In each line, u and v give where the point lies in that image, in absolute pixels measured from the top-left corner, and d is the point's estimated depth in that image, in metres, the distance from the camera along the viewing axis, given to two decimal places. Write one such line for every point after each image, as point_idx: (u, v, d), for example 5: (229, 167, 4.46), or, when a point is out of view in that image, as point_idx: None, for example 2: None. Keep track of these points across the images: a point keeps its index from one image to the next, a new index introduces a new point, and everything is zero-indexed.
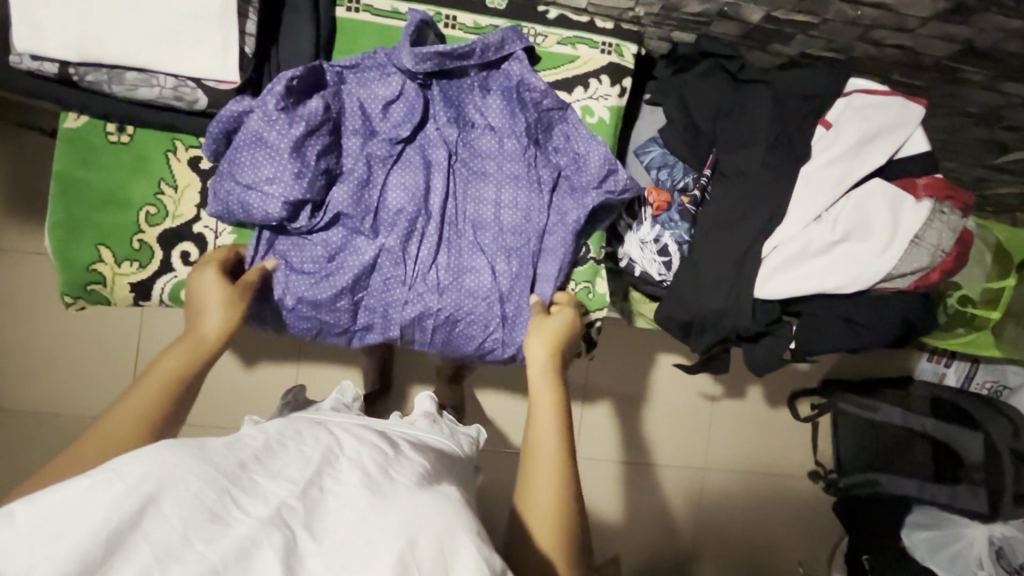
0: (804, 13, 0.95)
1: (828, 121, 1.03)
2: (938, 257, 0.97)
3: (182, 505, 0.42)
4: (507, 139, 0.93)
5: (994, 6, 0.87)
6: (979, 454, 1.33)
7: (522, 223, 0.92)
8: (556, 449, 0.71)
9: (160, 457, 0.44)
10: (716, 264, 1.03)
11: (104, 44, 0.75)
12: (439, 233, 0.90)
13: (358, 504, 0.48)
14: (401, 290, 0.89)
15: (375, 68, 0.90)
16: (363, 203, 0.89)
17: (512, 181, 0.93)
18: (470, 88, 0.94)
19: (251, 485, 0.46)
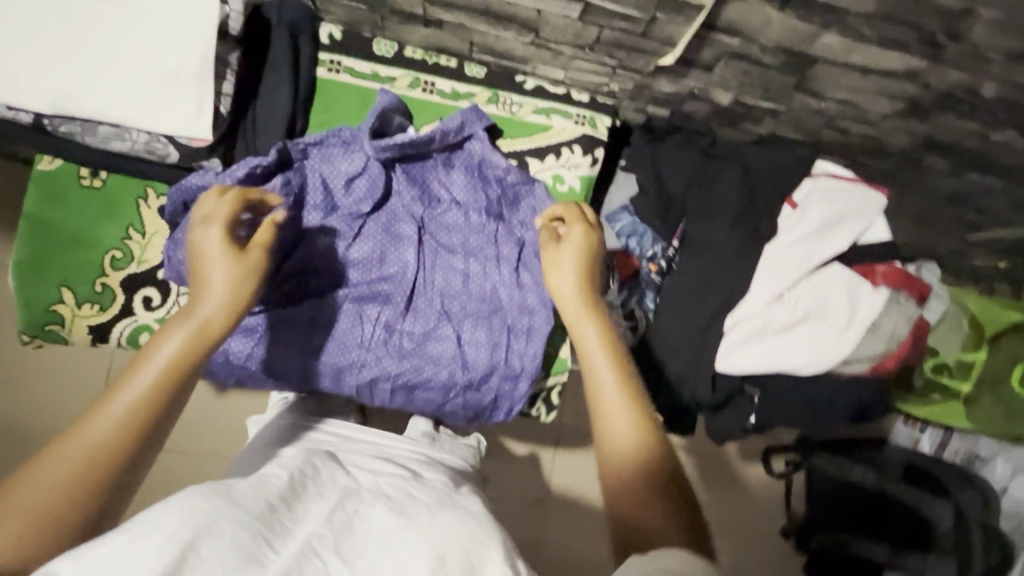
0: (771, 102, 0.97)
1: (794, 200, 1.06)
2: (893, 344, 0.98)
3: (218, 546, 0.48)
4: (473, 214, 0.98)
5: (952, 110, 0.90)
6: (949, 523, 1.29)
7: (486, 294, 0.96)
8: (619, 383, 0.66)
9: (192, 504, 0.51)
10: (678, 333, 1.04)
11: (78, 99, 0.77)
12: (400, 302, 0.94)
13: (388, 528, 0.57)
14: (361, 355, 0.91)
15: (340, 143, 0.93)
16: (326, 273, 0.93)
17: (476, 253, 0.96)
18: (434, 166, 0.98)
19: (282, 530, 0.54)
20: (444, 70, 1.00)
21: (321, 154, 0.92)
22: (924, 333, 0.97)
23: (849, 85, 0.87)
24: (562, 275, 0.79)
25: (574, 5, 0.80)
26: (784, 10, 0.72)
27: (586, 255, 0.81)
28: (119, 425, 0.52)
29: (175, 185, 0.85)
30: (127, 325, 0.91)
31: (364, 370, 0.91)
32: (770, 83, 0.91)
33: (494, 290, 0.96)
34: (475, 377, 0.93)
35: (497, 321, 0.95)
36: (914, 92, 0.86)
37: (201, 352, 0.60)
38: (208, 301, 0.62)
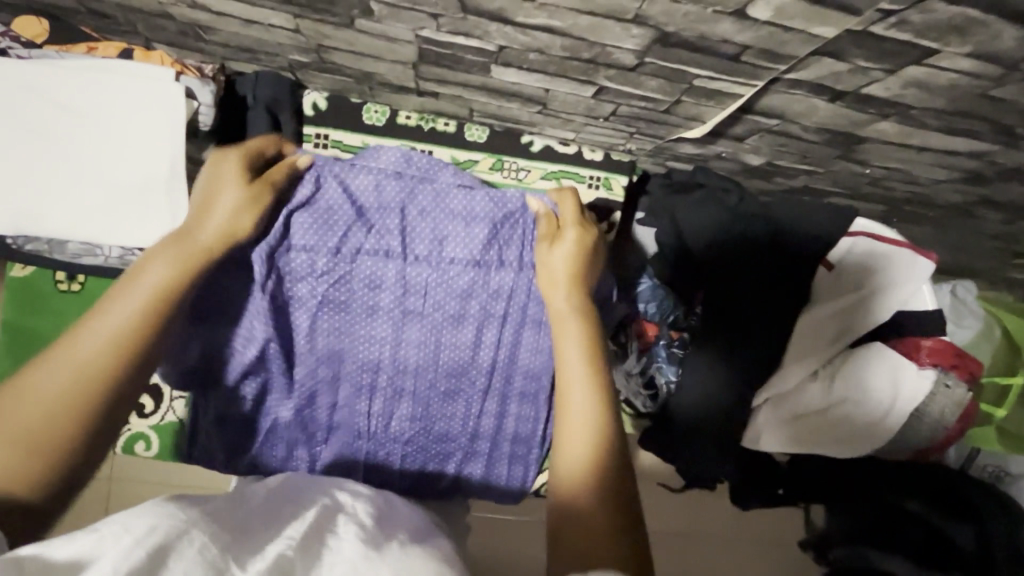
0: (809, 165, 0.86)
1: (829, 261, 0.97)
2: (941, 431, 0.90)
3: (187, 562, 0.39)
4: (491, 278, 0.84)
5: (1017, 178, 0.80)
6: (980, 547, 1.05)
7: (501, 369, 0.87)
8: (587, 380, 0.64)
9: (158, 511, 0.42)
10: (703, 410, 0.97)
11: (41, 221, 0.70)
12: (404, 384, 0.86)
13: (352, 556, 0.47)
14: (369, 444, 0.87)
15: (338, 203, 0.80)
16: (320, 357, 0.83)
17: (490, 322, 0.85)
18: (448, 221, 0.83)
19: (253, 546, 0.44)
20: (442, 137, 0.91)
21: (304, 208, 0.79)
22: (974, 420, 0.90)
23: (901, 158, 0.76)
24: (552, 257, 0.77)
25: (586, 86, 0.69)
26: (836, 103, 0.61)
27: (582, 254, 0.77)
28: (106, 344, 0.53)
29: None
30: None
31: (372, 456, 0.87)
32: (810, 152, 0.80)
33: (511, 362, 0.86)
34: (485, 446, 0.90)
35: (514, 393, 0.87)
36: (977, 166, 0.75)
37: (186, 275, 0.61)
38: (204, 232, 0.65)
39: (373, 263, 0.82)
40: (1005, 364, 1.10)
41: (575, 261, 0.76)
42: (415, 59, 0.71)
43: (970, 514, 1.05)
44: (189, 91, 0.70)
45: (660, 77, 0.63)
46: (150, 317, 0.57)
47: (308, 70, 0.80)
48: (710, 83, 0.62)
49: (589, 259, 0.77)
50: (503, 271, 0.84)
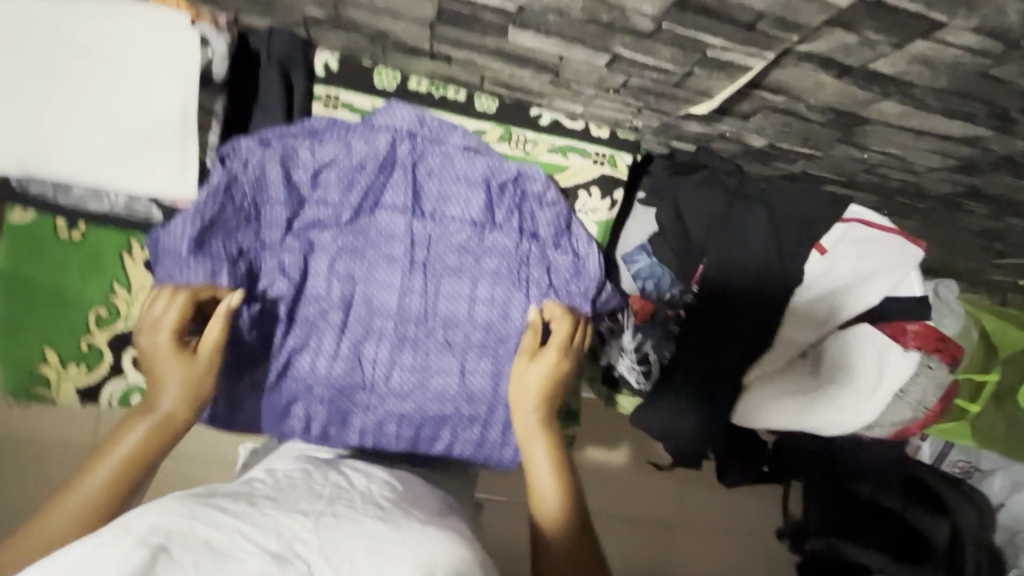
0: (808, 148, 0.89)
1: (823, 246, 0.99)
2: (920, 412, 0.93)
3: (194, 549, 0.47)
4: (490, 234, 0.89)
5: (1007, 170, 0.83)
6: (945, 536, 1.33)
7: (495, 324, 0.89)
8: (553, 471, 0.78)
9: (168, 508, 0.50)
10: (695, 387, 1.01)
11: (48, 160, 0.69)
12: (402, 335, 0.89)
13: (365, 532, 0.53)
14: (366, 397, 0.89)
15: (353, 157, 0.84)
16: (331, 304, 0.87)
17: (487, 277, 0.89)
18: (452, 176, 0.87)
19: (261, 520, 0.51)
20: (452, 104, 0.91)
21: (322, 158, 0.83)
22: (953, 402, 0.93)
23: (898, 143, 0.79)
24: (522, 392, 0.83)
25: (600, 54, 0.71)
26: (843, 79, 0.64)
27: (558, 375, 0.83)
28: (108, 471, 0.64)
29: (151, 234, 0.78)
30: (116, 385, 0.86)
31: (368, 410, 0.89)
32: (811, 134, 0.83)
33: (505, 320, 0.89)
34: (482, 410, 0.90)
35: (509, 352, 0.89)
36: (972, 154, 0.78)
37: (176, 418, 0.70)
38: (167, 398, 0.69)
39: (382, 215, 0.87)
40: (981, 364, 1.22)
41: (549, 382, 0.83)
42: (433, 17, 0.72)
43: (944, 512, 1.33)
44: (204, 39, 0.70)
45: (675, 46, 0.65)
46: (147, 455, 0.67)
47: (324, 27, 0.80)
48: (723, 54, 0.64)
49: (560, 379, 0.84)
50: (503, 230, 0.89)
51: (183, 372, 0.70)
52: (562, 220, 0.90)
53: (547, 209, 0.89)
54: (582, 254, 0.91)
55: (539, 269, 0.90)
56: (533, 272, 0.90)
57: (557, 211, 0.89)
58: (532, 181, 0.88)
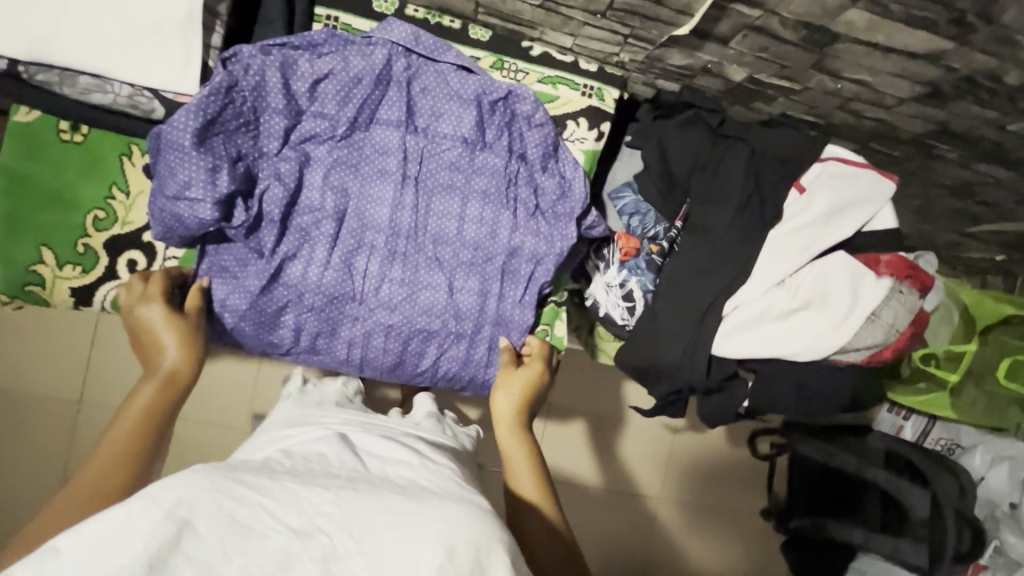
0: (786, 80, 0.93)
1: (801, 184, 1.03)
2: (893, 336, 0.98)
3: (217, 524, 0.44)
4: (480, 152, 0.92)
5: (972, 96, 0.88)
6: (925, 509, 1.39)
7: (482, 242, 0.92)
8: (531, 473, 0.81)
9: (190, 479, 0.46)
10: (677, 316, 1.02)
11: (57, 47, 0.73)
12: (393, 248, 0.90)
13: (390, 507, 0.49)
14: (356, 309, 0.89)
15: (351, 70, 0.87)
16: (324, 213, 0.88)
17: (477, 196, 0.92)
18: (445, 94, 0.91)
19: (285, 495, 0.47)
20: (446, 31, 0.95)
21: (321, 70, 0.86)
22: (922, 326, 0.99)
23: (869, 66, 0.85)
24: (501, 397, 0.90)
25: None
26: None
27: (530, 387, 0.91)
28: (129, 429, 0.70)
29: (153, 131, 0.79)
30: (111, 287, 0.88)
31: (356, 323, 0.90)
32: (788, 60, 0.87)
33: (493, 237, 0.92)
34: (468, 326, 0.92)
35: (496, 270, 0.92)
36: (936, 77, 0.84)
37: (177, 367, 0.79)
38: (168, 355, 0.78)
39: (377, 130, 0.89)
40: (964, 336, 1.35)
41: (526, 393, 0.90)
42: None
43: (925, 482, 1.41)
44: None
45: None
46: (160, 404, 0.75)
47: None
48: None
49: (536, 391, 0.92)
50: (492, 149, 0.92)
51: (179, 327, 0.80)
52: (551, 144, 0.93)
53: (536, 131, 0.93)
54: (568, 178, 0.94)
55: (526, 190, 0.93)
56: (520, 192, 0.93)
57: (545, 134, 0.93)
58: (521, 101, 0.92)
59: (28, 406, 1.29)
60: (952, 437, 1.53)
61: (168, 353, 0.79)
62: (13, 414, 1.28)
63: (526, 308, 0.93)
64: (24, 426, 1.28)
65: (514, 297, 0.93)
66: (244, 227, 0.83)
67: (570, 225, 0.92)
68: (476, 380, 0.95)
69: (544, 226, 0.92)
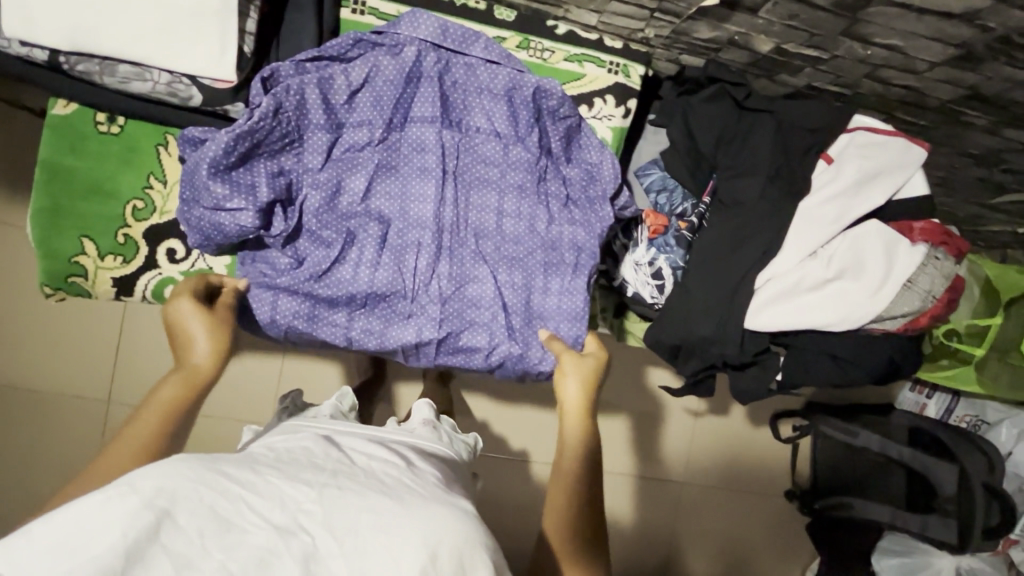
0: (814, 49, 0.93)
1: (829, 155, 1.03)
2: (929, 302, 0.98)
3: (196, 516, 0.47)
4: (513, 147, 0.92)
5: (1005, 56, 0.87)
6: (952, 485, 1.39)
7: (527, 233, 0.92)
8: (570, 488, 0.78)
9: (173, 470, 0.50)
10: (709, 291, 1.02)
11: (96, 34, 0.73)
12: (439, 245, 0.89)
13: (375, 510, 0.53)
14: (406, 306, 0.89)
15: (384, 75, 0.87)
16: (369, 215, 0.89)
17: (514, 190, 0.92)
18: (474, 89, 0.91)
19: (269, 490, 0.51)
20: (473, 12, 0.95)
21: (356, 79, 0.87)
22: (957, 292, 0.99)
23: (901, 29, 0.85)
24: (567, 385, 0.85)
25: None
26: None
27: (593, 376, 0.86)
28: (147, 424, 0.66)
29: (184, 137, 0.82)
30: (152, 276, 0.89)
31: (407, 321, 0.88)
32: (817, 26, 0.87)
33: (534, 229, 0.92)
34: (518, 321, 0.90)
35: (540, 263, 0.91)
36: (970, 37, 0.84)
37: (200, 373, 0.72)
38: (196, 353, 0.74)
39: (413, 128, 0.89)
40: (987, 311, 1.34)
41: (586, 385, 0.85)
42: None
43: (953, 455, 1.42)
44: None
45: None
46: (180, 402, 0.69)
47: None
48: None
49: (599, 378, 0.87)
50: (524, 143, 0.92)
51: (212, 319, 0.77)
52: (571, 132, 0.94)
53: (560, 123, 0.93)
54: (595, 163, 0.95)
55: (557, 182, 0.93)
56: (551, 185, 0.93)
57: (568, 126, 0.93)
58: (548, 96, 0.90)
59: (54, 405, 1.30)
60: (976, 413, 1.53)
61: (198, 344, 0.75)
62: (38, 413, 1.29)
63: (574, 296, 0.90)
64: (50, 425, 1.30)
65: (560, 287, 0.91)
66: (282, 235, 0.87)
67: (605, 206, 0.92)
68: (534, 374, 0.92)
69: (582, 215, 0.93)
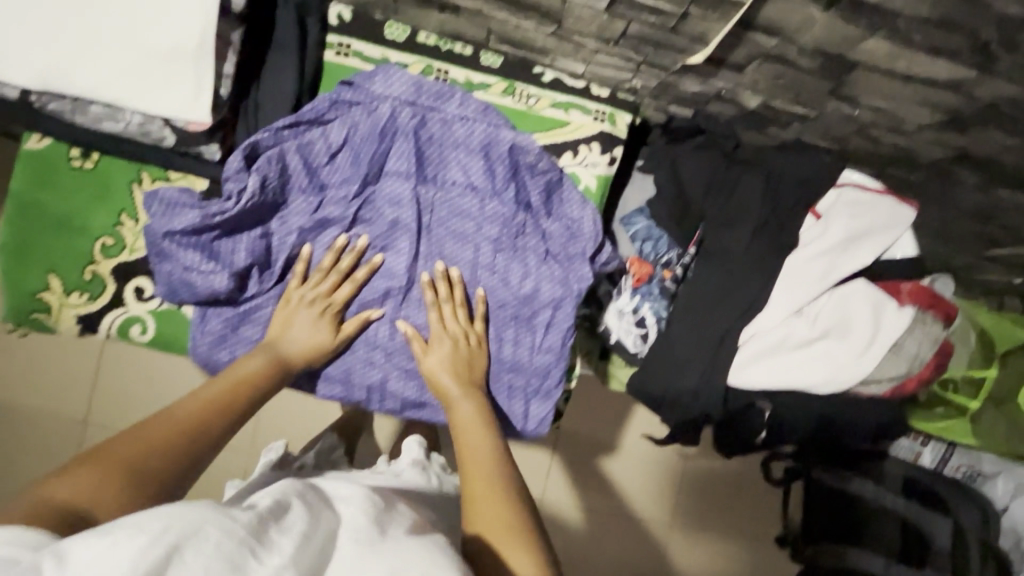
0: (802, 106, 0.92)
1: (818, 210, 1.01)
2: (916, 367, 0.96)
3: (204, 554, 0.43)
4: (489, 201, 0.91)
5: (992, 123, 0.86)
6: (947, 540, 1.36)
7: (499, 287, 0.90)
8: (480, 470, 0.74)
9: (174, 508, 0.45)
10: (692, 344, 1.00)
11: (69, 75, 0.73)
12: (408, 296, 0.89)
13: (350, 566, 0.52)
14: (369, 354, 0.88)
15: (361, 133, 0.87)
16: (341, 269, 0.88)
17: (488, 244, 0.90)
18: (451, 142, 0.90)
19: (267, 539, 0.48)
20: (459, 57, 0.94)
21: (335, 140, 0.87)
22: (946, 357, 0.97)
23: (889, 94, 0.83)
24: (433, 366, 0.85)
25: None
26: (830, 11, 0.69)
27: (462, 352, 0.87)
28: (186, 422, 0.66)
29: (152, 193, 0.82)
30: (118, 314, 0.87)
31: (371, 370, 0.89)
32: (804, 88, 0.86)
33: (508, 283, 0.90)
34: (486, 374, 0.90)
35: (510, 316, 0.90)
36: (957, 104, 0.82)
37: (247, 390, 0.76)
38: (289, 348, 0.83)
39: (388, 182, 0.88)
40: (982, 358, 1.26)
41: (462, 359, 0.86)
42: None
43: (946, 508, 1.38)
44: None
45: None
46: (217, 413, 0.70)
47: None
48: None
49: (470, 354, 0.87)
50: (500, 198, 0.90)
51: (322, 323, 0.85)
52: (552, 187, 0.92)
53: (539, 179, 0.91)
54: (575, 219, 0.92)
55: (536, 237, 0.92)
56: (528, 240, 0.91)
57: (547, 180, 0.91)
58: (525, 153, 0.90)
59: (38, 427, 1.27)
60: (972, 463, 1.38)
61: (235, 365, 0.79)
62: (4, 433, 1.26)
63: (545, 352, 0.89)
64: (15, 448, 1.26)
65: (533, 342, 0.90)
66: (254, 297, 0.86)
67: (584, 264, 0.89)
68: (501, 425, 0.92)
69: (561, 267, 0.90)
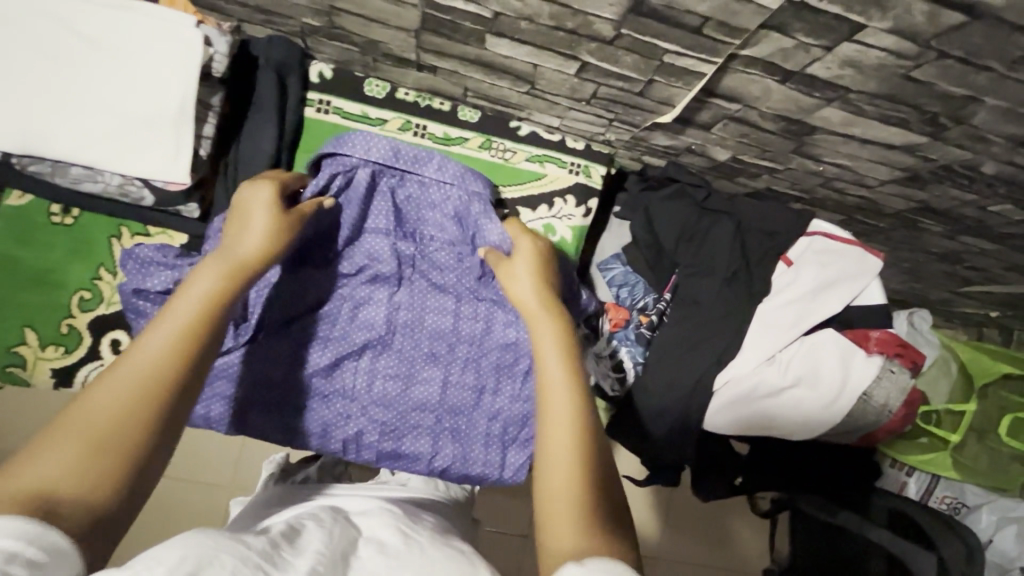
0: (769, 161, 0.95)
1: (788, 257, 1.04)
2: (885, 417, 0.98)
3: None
4: (467, 254, 0.92)
5: (950, 180, 0.89)
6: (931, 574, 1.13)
7: (478, 336, 0.90)
8: (564, 387, 0.59)
9: (189, 540, 0.43)
10: (668, 391, 1.00)
11: (49, 142, 0.74)
12: (387, 345, 0.89)
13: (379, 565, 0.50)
14: (345, 406, 0.87)
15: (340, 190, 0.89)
16: (320, 318, 0.88)
17: (468, 296, 0.92)
18: (429, 200, 0.92)
19: (282, 565, 0.46)
20: (437, 113, 0.97)
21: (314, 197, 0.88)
22: (914, 409, 0.98)
23: (849, 153, 0.86)
24: (520, 282, 0.75)
25: (570, 62, 0.78)
26: (787, 84, 0.72)
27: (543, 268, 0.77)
28: (161, 348, 0.50)
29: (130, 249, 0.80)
30: (93, 368, 0.87)
31: (347, 420, 0.87)
32: (769, 145, 0.89)
33: (487, 333, 0.91)
34: (464, 422, 0.89)
35: (489, 364, 0.90)
36: (913, 164, 0.85)
37: (232, 282, 0.58)
38: (254, 238, 0.64)
39: (366, 238, 0.90)
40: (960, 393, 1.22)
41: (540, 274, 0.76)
42: (417, 26, 0.79)
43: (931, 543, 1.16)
44: (206, 38, 0.75)
45: (635, 52, 0.73)
46: (182, 354, 0.50)
47: (318, 36, 0.88)
48: (677, 60, 0.72)
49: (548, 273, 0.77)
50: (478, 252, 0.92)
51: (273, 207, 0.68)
52: None
53: None
54: None
55: None
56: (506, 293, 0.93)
57: None
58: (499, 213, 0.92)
59: None
60: (956, 495, 1.28)
61: (182, 286, 0.57)
62: None
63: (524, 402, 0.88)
64: None
65: (512, 391, 0.89)
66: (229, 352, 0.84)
67: None
68: (478, 476, 0.89)
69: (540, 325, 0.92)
